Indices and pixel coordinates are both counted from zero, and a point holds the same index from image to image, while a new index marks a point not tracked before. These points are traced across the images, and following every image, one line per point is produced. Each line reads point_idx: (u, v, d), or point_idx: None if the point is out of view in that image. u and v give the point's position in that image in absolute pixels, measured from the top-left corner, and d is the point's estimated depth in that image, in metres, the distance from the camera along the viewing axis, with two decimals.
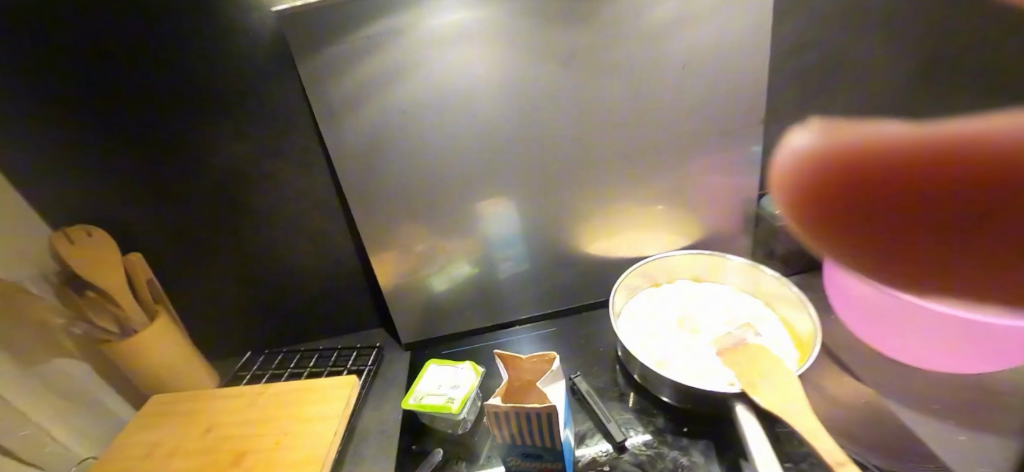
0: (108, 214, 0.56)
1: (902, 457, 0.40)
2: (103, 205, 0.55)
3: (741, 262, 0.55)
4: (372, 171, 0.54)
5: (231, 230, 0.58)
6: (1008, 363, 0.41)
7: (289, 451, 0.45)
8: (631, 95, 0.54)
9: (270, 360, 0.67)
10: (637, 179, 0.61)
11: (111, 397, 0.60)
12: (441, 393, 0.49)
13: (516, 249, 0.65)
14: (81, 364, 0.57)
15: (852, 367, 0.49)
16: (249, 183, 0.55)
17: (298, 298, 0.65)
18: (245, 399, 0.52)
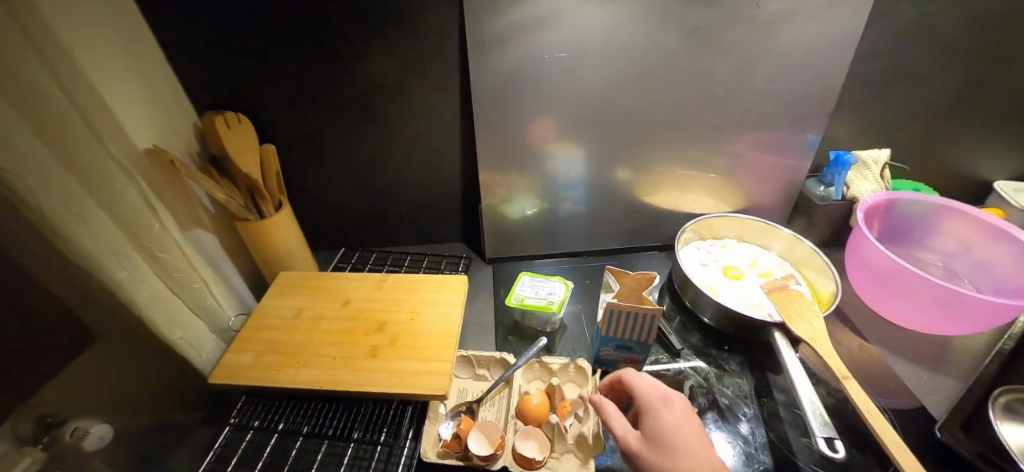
0: (252, 107, 0.62)
1: (881, 384, 0.56)
2: (250, 98, 0.61)
3: (787, 232, 0.67)
4: (498, 101, 0.63)
5: (362, 136, 0.67)
6: (963, 329, 0.56)
7: (425, 326, 0.56)
8: (730, 73, 0.63)
9: (366, 257, 0.77)
10: (707, 145, 0.71)
11: (235, 269, 0.69)
12: (541, 297, 0.61)
13: (578, 192, 0.76)
14: (217, 237, 0.65)
15: (852, 319, 0.64)
16: (389, 97, 0.62)
17: (402, 202, 0.76)
18: (370, 283, 0.63)
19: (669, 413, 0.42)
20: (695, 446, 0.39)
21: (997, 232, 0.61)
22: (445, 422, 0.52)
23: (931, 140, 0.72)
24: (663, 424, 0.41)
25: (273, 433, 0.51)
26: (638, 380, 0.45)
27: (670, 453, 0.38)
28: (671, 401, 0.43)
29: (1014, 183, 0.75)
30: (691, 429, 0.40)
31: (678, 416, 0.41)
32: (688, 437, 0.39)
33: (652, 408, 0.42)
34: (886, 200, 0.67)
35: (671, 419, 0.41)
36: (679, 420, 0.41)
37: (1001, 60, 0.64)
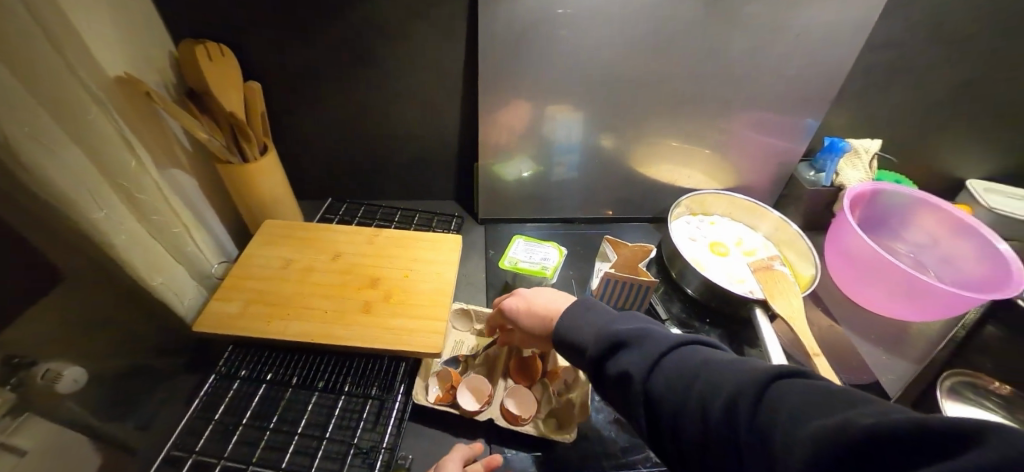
0: (236, 40, 0.57)
1: (846, 363, 0.60)
2: (233, 29, 0.56)
3: (775, 214, 0.69)
4: (503, 57, 0.60)
5: (357, 81, 0.62)
6: (923, 315, 0.61)
7: (418, 283, 0.56)
8: (742, 48, 0.61)
9: (353, 210, 0.75)
10: (707, 121, 0.71)
11: (215, 215, 0.65)
12: (534, 261, 0.61)
13: (573, 157, 0.75)
14: (197, 179, 0.61)
15: (824, 302, 0.68)
16: (389, 41, 0.58)
17: (395, 155, 0.73)
18: (362, 237, 0.62)
19: (514, 301, 0.49)
20: (550, 306, 0.46)
21: (965, 225, 0.65)
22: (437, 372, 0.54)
23: (920, 135, 0.75)
24: (526, 315, 0.47)
25: (261, 383, 0.51)
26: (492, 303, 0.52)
27: (539, 325, 0.46)
28: (519, 295, 0.49)
29: (985, 182, 0.79)
30: (544, 298, 0.47)
31: (529, 298, 0.48)
32: (543, 303, 0.46)
33: (513, 310, 0.48)
34: (871, 189, 0.69)
35: (524, 306, 0.47)
36: (524, 299, 0.48)
37: (1002, 61, 0.65)
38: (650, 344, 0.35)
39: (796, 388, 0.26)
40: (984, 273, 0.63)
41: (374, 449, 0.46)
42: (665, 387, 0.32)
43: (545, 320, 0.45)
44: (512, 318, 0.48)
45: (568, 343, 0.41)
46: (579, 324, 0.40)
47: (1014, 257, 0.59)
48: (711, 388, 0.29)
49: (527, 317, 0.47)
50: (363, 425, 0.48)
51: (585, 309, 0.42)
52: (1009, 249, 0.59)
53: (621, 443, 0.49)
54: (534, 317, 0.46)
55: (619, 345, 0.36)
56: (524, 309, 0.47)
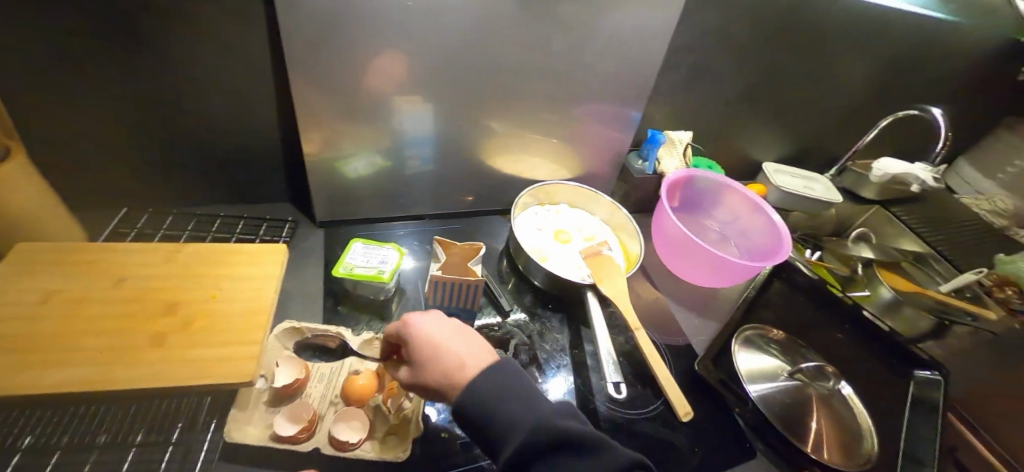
0: None
1: (666, 331, 0.69)
2: None
3: (608, 200, 0.75)
4: (315, 45, 0.55)
5: (136, 67, 0.53)
6: (725, 281, 0.73)
7: (230, 304, 0.50)
8: (564, 46, 0.65)
9: (159, 220, 0.65)
10: (546, 115, 0.74)
11: None
12: (372, 266, 0.58)
13: (425, 150, 0.73)
14: None
15: (652, 278, 0.78)
16: (167, 20, 0.50)
17: (206, 153, 0.64)
18: (159, 256, 0.53)
19: (417, 332, 0.42)
20: (454, 353, 0.40)
21: (757, 205, 0.78)
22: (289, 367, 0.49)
23: (723, 126, 0.87)
24: (420, 341, 0.42)
25: (14, 451, 0.40)
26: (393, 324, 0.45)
27: (431, 369, 0.40)
28: (419, 315, 0.44)
29: (775, 164, 0.96)
30: (441, 328, 0.42)
31: (435, 334, 0.42)
32: (449, 347, 0.40)
33: (406, 325, 0.43)
34: (686, 176, 0.80)
35: (425, 342, 0.41)
36: (430, 333, 0.42)
37: (773, 64, 0.78)
38: (605, 456, 0.32)
39: None
40: (768, 243, 0.77)
41: None
42: None
43: (440, 362, 0.40)
44: (410, 353, 0.42)
45: (478, 422, 0.36)
46: (494, 400, 0.36)
47: (785, 229, 0.73)
48: None
49: (422, 355, 0.41)
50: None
51: (498, 377, 0.37)
52: (782, 222, 0.73)
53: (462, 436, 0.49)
54: (430, 359, 0.40)
55: (561, 447, 0.33)
56: (424, 346, 0.41)
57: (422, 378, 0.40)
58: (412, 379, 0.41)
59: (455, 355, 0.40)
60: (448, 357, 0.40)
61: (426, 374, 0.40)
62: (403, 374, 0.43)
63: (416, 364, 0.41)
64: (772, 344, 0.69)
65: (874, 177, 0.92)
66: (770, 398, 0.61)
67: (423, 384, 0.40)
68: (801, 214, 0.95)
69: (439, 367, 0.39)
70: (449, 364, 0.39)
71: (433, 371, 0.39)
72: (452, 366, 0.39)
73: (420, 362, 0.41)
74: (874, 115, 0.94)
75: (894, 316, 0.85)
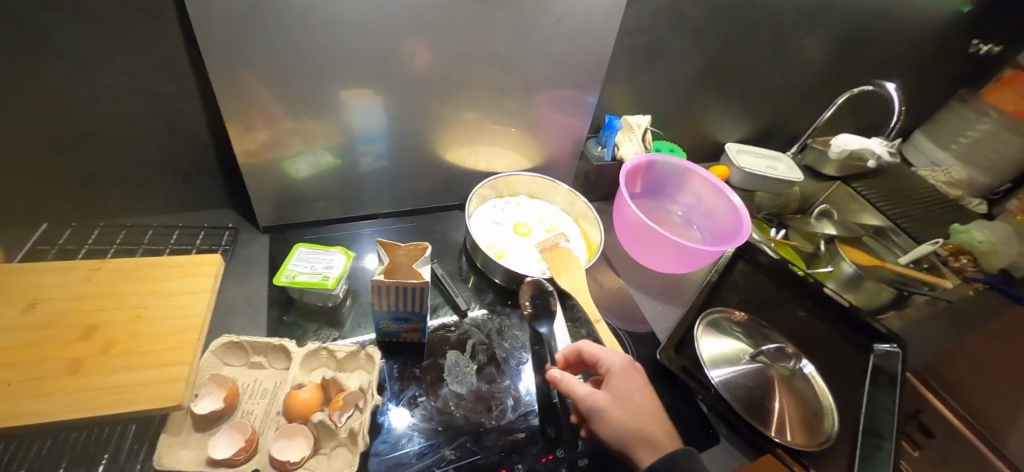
0: None
1: (629, 320, 0.69)
2: None
3: (567, 189, 0.73)
4: (237, 39, 0.51)
5: (33, 70, 0.47)
6: (688, 267, 0.73)
7: (155, 323, 0.46)
8: (511, 31, 0.62)
9: (83, 235, 0.60)
10: (500, 104, 0.71)
11: None
12: (316, 272, 0.55)
13: (377, 146, 0.69)
14: None
15: (616, 266, 0.78)
16: (61, 17, 0.45)
17: (131, 160, 0.59)
18: (78, 276, 0.49)
19: (630, 379, 0.48)
20: (649, 411, 0.46)
21: (719, 188, 0.77)
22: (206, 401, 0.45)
23: (683, 107, 0.86)
24: (627, 384, 0.47)
25: None
26: (608, 353, 0.51)
27: (625, 408, 0.45)
28: (625, 364, 0.50)
29: (737, 144, 0.95)
30: (640, 386, 0.48)
31: (640, 388, 0.47)
32: (651, 405, 0.46)
33: (614, 368, 0.49)
34: (646, 161, 0.78)
35: (638, 389, 0.47)
36: (637, 385, 0.48)
37: (729, 43, 0.76)
38: None
39: None
40: (730, 225, 0.77)
41: None
42: None
43: (637, 407, 0.45)
44: (613, 385, 0.47)
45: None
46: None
47: (746, 210, 0.72)
48: None
49: (626, 392, 0.47)
50: None
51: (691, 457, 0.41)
52: (743, 205, 0.73)
53: (413, 449, 0.48)
54: (629, 402, 0.46)
55: None
56: (631, 389, 0.47)
57: (607, 404, 0.46)
58: (600, 399, 0.46)
59: (653, 410, 0.46)
60: (644, 405, 0.46)
61: (617, 404, 0.46)
62: (585, 389, 0.47)
63: (613, 395, 0.46)
64: (737, 327, 0.69)
65: (833, 155, 0.93)
66: (733, 383, 0.61)
67: (607, 410, 0.45)
68: (764, 193, 0.95)
69: (636, 412, 0.45)
70: (646, 411, 0.46)
71: (625, 411, 0.45)
72: (648, 414, 0.45)
73: (618, 395, 0.46)
74: (832, 92, 0.94)
75: (856, 291, 0.85)
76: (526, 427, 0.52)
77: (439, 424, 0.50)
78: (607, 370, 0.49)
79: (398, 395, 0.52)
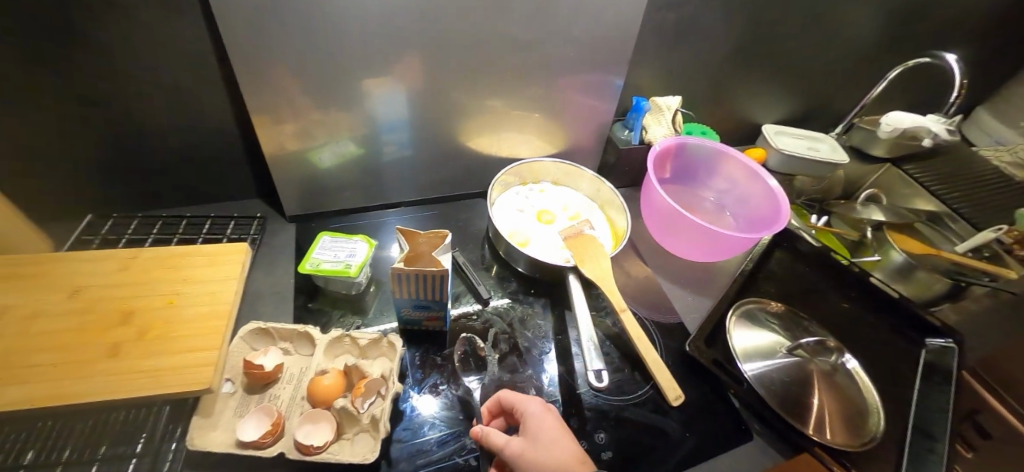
0: None
1: (657, 311, 0.66)
2: None
3: (592, 175, 0.71)
4: (258, 31, 0.50)
5: (67, 67, 0.49)
6: (721, 255, 0.69)
7: (186, 309, 0.48)
8: (534, 11, 0.59)
9: (122, 225, 0.62)
10: (522, 89, 0.69)
11: None
12: (339, 260, 0.55)
13: (399, 134, 0.69)
14: None
15: (643, 255, 0.75)
16: (90, 13, 0.45)
17: (164, 152, 0.61)
18: (114, 264, 0.51)
19: (549, 423, 0.44)
20: (571, 457, 0.41)
21: (755, 172, 0.73)
22: (265, 358, 0.49)
23: (716, 87, 0.81)
24: (546, 430, 0.43)
25: None
26: (522, 399, 0.46)
27: (544, 456, 0.40)
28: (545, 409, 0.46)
29: (776, 125, 0.89)
30: (559, 428, 0.44)
31: (557, 432, 0.43)
32: (569, 450, 0.41)
33: (531, 410, 0.45)
34: (676, 144, 0.74)
35: (554, 435, 0.43)
36: (555, 430, 0.43)
37: (769, 15, 0.71)
38: None
39: None
40: (768, 211, 0.72)
41: None
42: None
43: (557, 454, 0.41)
44: (528, 433, 0.43)
45: None
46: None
47: (785, 196, 0.68)
48: None
49: (544, 439, 0.42)
50: None
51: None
52: (781, 190, 0.68)
53: (435, 436, 0.48)
54: (545, 450, 0.41)
55: None
56: (548, 436, 0.43)
57: (524, 453, 0.41)
58: (517, 449, 0.41)
59: (577, 458, 0.41)
60: (565, 449, 0.41)
61: (533, 455, 0.41)
62: (500, 440, 0.42)
63: (528, 443, 0.42)
64: (773, 319, 0.66)
65: (883, 134, 0.86)
66: (768, 377, 0.58)
67: (523, 460, 0.40)
68: (805, 177, 0.89)
69: (556, 461, 0.40)
70: (570, 457, 0.41)
71: (544, 458, 0.40)
72: (570, 460, 0.40)
73: (535, 443, 0.42)
74: (883, 65, 0.87)
75: (907, 281, 0.79)
76: None
77: (460, 413, 0.50)
78: (525, 417, 0.45)
79: (420, 383, 0.52)
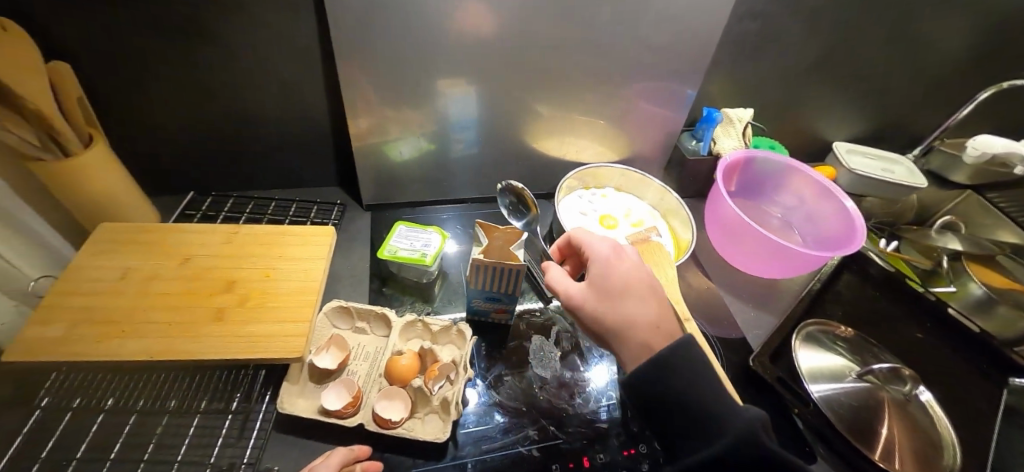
0: (28, 19, 0.47)
1: (718, 324, 0.65)
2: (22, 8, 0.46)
3: (658, 184, 0.71)
4: (361, 29, 0.54)
5: (196, 58, 0.55)
6: (788, 273, 0.67)
7: (282, 283, 0.52)
8: (616, 20, 0.61)
9: (220, 204, 0.68)
10: (593, 94, 0.70)
11: (52, 235, 0.56)
12: (415, 248, 0.59)
13: (469, 132, 0.72)
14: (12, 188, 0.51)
15: (704, 267, 0.74)
16: (222, 11, 0.51)
17: (262, 139, 0.66)
18: (219, 237, 0.57)
19: (619, 266, 0.44)
20: (635, 304, 0.41)
21: (829, 190, 0.70)
22: (323, 358, 0.50)
23: (789, 101, 0.79)
24: (614, 275, 0.43)
25: (101, 413, 0.46)
26: (592, 244, 0.47)
27: (608, 301, 0.42)
28: (618, 256, 0.45)
29: (848, 144, 0.86)
30: (633, 276, 0.43)
31: (625, 277, 0.43)
32: (636, 295, 0.42)
33: (602, 259, 0.45)
34: (745, 158, 0.74)
35: (622, 279, 0.43)
36: (624, 273, 0.43)
37: (852, 31, 0.69)
38: (728, 418, 0.31)
39: (746, 432, 0.30)
40: (840, 230, 0.70)
41: (236, 465, 0.43)
42: (682, 423, 0.33)
43: (621, 301, 0.41)
44: (595, 279, 0.44)
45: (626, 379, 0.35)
46: (674, 372, 0.34)
47: (860, 216, 0.66)
48: (704, 425, 0.32)
49: (609, 286, 0.43)
50: (224, 442, 0.45)
51: (686, 346, 0.35)
52: (857, 209, 0.66)
53: (499, 424, 0.50)
54: (609, 295, 0.42)
55: (719, 420, 0.32)
56: (615, 280, 0.43)
57: (589, 300, 0.43)
58: (581, 295, 0.44)
59: (644, 303, 0.41)
60: (631, 294, 0.42)
61: (596, 301, 0.42)
62: (565, 288, 0.45)
63: (593, 289, 0.44)
64: (840, 341, 0.63)
65: (968, 158, 0.79)
66: (836, 400, 0.56)
67: (587, 303, 0.43)
68: (877, 199, 0.86)
69: (620, 307, 0.41)
70: (636, 302, 0.41)
71: (607, 306, 0.42)
72: (636, 305, 0.41)
73: (600, 290, 0.43)
74: (972, 87, 0.82)
75: (986, 317, 0.71)
76: (608, 418, 0.52)
77: (523, 404, 0.52)
78: (593, 263, 0.46)
79: (485, 372, 0.54)
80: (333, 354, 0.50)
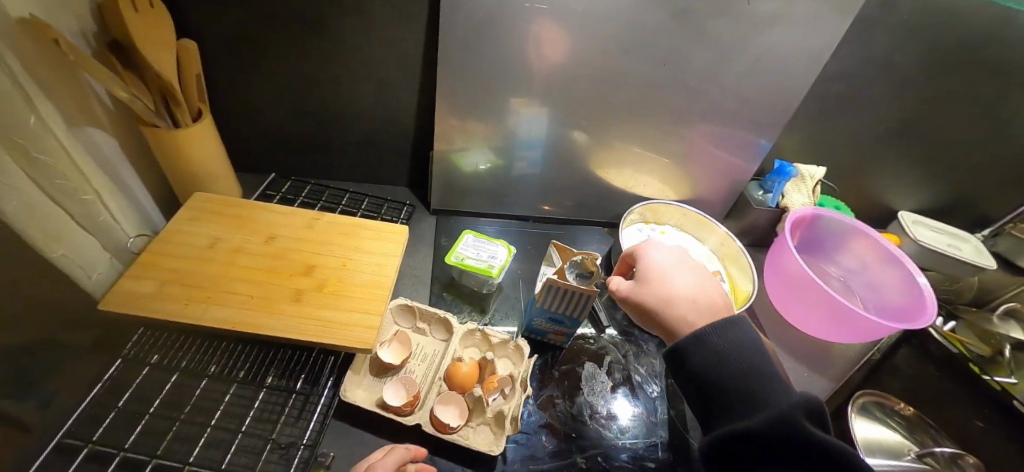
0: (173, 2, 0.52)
1: None
2: None
3: (722, 229, 0.71)
4: (465, 45, 0.58)
5: (308, 53, 0.59)
6: (847, 337, 0.66)
7: (356, 273, 0.54)
8: (703, 66, 0.63)
9: (297, 189, 0.72)
10: (666, 133, 0.72)
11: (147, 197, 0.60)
12: (482, 259, 0.60)
13: (535, 152, 0.73)
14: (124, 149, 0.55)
15: (757, 317, 0.73)
16: (343, 15, 0.55)
17: (347, 134, 0.70)
18: (300, 221, 0.59)
19: (663, 261, 0.48)
20: (678, 288, 0.45)
21: (893, 256, 0.69)
22: (386, 352, 0.52)
23: (859, 164, 0.79)
24: (659, 267, 0.47)
25: (176, 372, 0.48)
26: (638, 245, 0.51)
27: (652, 286, 0.46)
28: (659, 247, 0.50)
29: (914, 214, 0.85)
30: (673, 264, 0.48)
31: (670, 268, 0.47)
32: (679, 282, 0.45)
33: (645, 251, 0.50)
34: (811, 214, 0.73)
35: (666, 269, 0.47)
36: (668, 265, 0.47)
37: (936, 102, 0.69)
38: (771, 400, 0.34)
39: (784, 413, 0.32)
40: (906, 302, 0.68)
41: (294, 445, 0.44)
42: (720, 397, 0.36)
43: (665, 286, 0.45)
44: (640, 272, 0.48)
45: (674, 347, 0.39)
46: (717, 349, 0.38)
47: (930, 290, 0.64)
48: (744, 402, 0.35)
49: (654, 276, 0.46)
50: (283, 420, 0.46)
51: (734, 329, 0.39)
52: (926, 282, 0.65)
53: (548, 446, 0.49)
54: (654, 282, 0.46)
55: (762, 402, 0.35)
56: (660, 271, 0.47)
57: (634, 288, 0.46)
58: (627, 284, 0.47)
59: (687, 290, 0.45)
60: (674, 282, 0.45)
61: (641, 289, 0.46)
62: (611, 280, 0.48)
63: (639, 280, 0.47)
64: (896, 416, 0.63)
65: None
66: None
67: (631, 290, 0.46)
68: (939, 274, 0.83)
69: (664, 291, 0.45)
70: (679, 289, 0.45)
71: (652, 290, 0.45)
72: (679, 290, 0.45)
73: (645, 280, 0.47)
74: None
75: None
76: (655, 458, 0.51)
77: (571, 429, 0.51)
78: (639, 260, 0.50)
79: (536, 392, 0.54)
80: (395, 351, 0.52)
